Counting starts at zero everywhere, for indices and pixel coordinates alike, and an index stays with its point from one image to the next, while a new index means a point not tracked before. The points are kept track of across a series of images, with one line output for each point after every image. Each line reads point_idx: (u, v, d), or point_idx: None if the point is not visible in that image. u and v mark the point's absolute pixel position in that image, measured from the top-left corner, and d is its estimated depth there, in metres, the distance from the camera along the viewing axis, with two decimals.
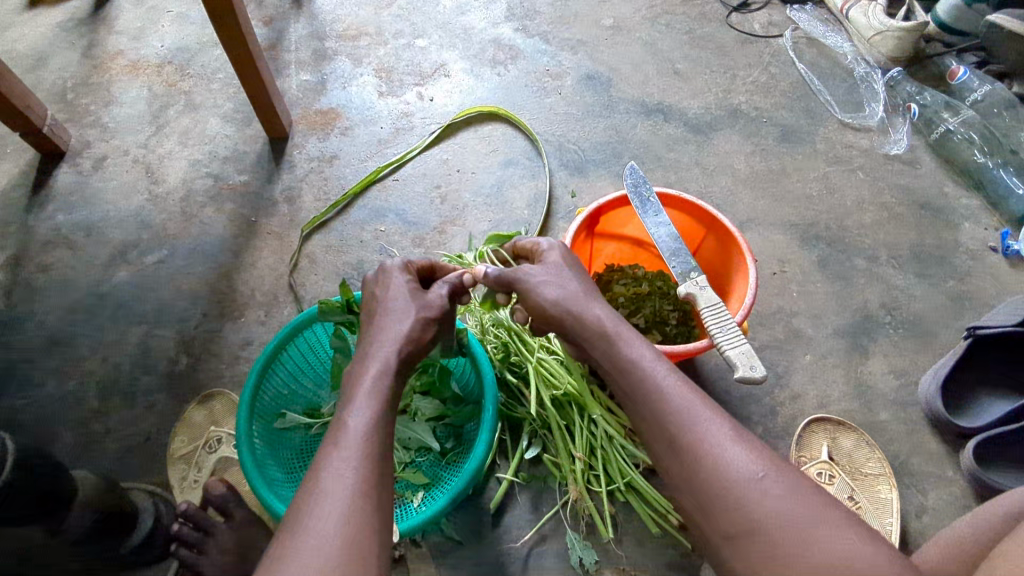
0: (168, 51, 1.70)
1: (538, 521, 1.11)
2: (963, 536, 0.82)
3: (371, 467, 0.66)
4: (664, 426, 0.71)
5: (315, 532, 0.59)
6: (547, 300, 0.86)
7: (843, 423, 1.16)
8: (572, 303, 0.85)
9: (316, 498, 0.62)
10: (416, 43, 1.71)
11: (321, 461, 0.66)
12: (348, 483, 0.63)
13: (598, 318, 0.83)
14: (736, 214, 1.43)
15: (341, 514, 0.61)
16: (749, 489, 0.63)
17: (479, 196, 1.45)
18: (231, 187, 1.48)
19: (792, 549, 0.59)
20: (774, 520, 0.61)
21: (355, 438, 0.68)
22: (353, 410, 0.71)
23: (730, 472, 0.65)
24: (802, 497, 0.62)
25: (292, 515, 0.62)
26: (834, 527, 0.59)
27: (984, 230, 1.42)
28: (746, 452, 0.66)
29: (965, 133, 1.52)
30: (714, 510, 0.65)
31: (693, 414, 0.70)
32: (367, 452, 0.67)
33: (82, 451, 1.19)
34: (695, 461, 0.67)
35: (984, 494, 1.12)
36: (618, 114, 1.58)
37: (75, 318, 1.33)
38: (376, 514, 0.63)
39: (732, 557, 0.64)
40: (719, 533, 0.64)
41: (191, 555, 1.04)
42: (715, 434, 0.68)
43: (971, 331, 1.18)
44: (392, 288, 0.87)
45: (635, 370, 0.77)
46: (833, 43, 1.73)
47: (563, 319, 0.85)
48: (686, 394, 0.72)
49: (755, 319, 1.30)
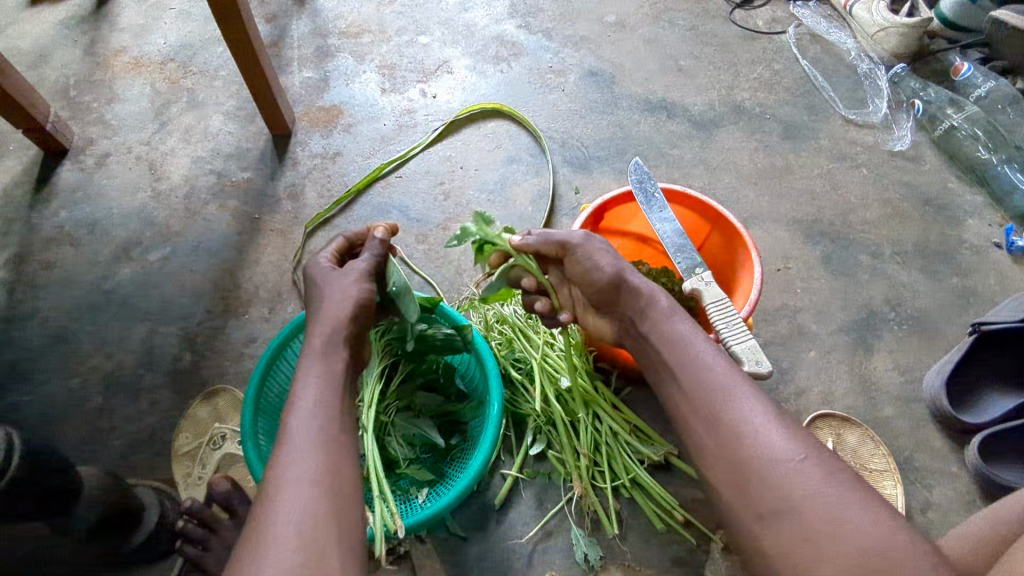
0: (170, 48, 1.70)
1: (543, 517, 1.11)
2: (979, 531, 0.82)
3: (318, 452, 0.68)
4: (704, 402, 0.71)
5: (279, 523, 0.62)
6: (603, 274, 0.86)
7: (847, 419, 1.16)
8: (629, 277, 0.86)
9: (279, 485, 0.65)
10: (418, 40, 1.70)
11: (275, 455, 0.69)
12: (297, 473, 0.66)
13: (654, 292, 0.85)
14: (740, 210, 1.43)
15: (306, 501, 0.64)
16: (787, 470, 0.63)
17: (482, 193, 1.45)
18: (234, 184, 1.48)
19: (829, 529, 0.59)
20: (810, 502, 0.61)
21: (301, 429, 0.70)
22: (297, 400, 0.74)
23: (767, 451, 0.65)
24: (842, 481, 0.62)
25: (255, 507, 0.65)
26: (871, 513, 0.59)
27: (988, 227, 1.42)
28: (786, 434, 0.66)
29: (969, 130, 1.51)
30: (748, 488, 0.65)
31: (735, 393, 0.70)
32: (312, 440, 0.69)
33: (86, 448, 1.19)
34: (734, 438, 0.67)
35: (988, 489, 1.12)
36: (621, 111, 1.58)
37: (79, 315, 1.33)
38: (331, 499, 0.65)
39: (761, 536, 0.63)
40: (750, 511, 0.64)
41: (196, 551, 1.04)
42: (753, 415, 0.68)
43: (976, 327, 1.19)
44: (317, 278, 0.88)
45: (682, 346, 0.77)
46: (836, 40, 1.73)
47: (623, 290, 0.86)
48: (729, 374, 0.72)
49: (759, 315, 1.30)
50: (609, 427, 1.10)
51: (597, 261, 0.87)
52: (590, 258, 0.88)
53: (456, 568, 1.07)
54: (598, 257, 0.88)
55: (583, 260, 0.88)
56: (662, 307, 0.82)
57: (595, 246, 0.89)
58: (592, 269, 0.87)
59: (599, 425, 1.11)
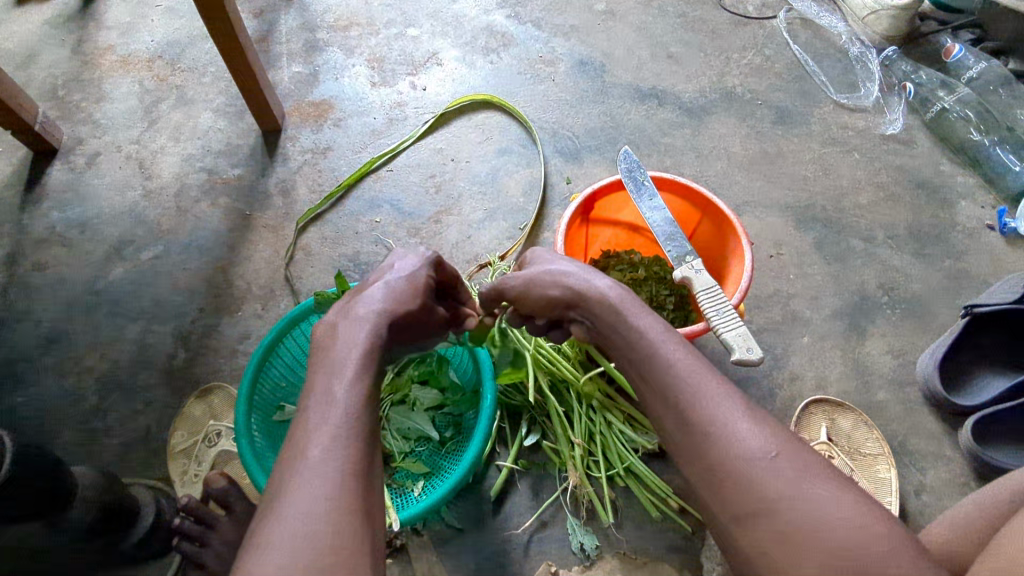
0: (157, 46, 1.69)
1: (539, 507, 1.11)
2: (969, 515, 0.82)
3: (360, 452, 0.62)
4: (676, 404, 0.69)
5: (305, 518, 0.56)
6: (551, 288, 0.83)
7: (841, 403, 1.16)
8: (571, 281, 0.82)
9: (308, 475, 0.59)
10: (407, 32, 1.69)
11: (305, 439, 0.62)
12: (341, 463, 0.60)
13: (601, 288, 0.80)
14: (732, 196, 1.42)
15: (338, 495, 0.58)
16: (761, 469, 0.62)
17: (474, 185, 1.44)
18: (225, 181, 1.47)
19: (806, 530, 0.58)
20: (785, 502, 0.60)
21: (347, 417, 0.64)
22: (345, 380, 0.66)
23: (740, 452, 0.63)
24: (814, 476, 0.61)
25: (277, 492, 0.59)
26: (847, 508, 0.58)
27: (981, 209, 1.41)
28: (758, 431, 0.64)
29: (960, 111, 1.51)
30: (725, 491, 0.63)
31: (702, 390, 0.68)
32: (356, 435, 0.63)
33: (83, 448, 1.19)
34: (704, 440, 0.65)
35: (981, 470, 1.12)
36: (612, 99, 1.57)
37: (72, 316, 1.33)
38: (362, 500, 0.59)
39: (740, 538, 0.62)
40: (729, 513, 0.63)
41: (194, 548, 1.04)
42: (723, 414, 0.66)
43: (969, 309, 1.17)
44: (410, 274, 0.81)
45: (642, 345, 0.74)
46: (827, 24, 1.71)
47: (570, 301, 0.83)
48: (693, 370, 0.70)
49: (752, 302, 1.30)
50: (603, 417, 1.10)
51: (537, 283, 0.84)
52: (532, 283, 0.85)
53: (453, 560, 1.07)
54: (539, 279, 0.84)
55: (529, 292, 0.85)
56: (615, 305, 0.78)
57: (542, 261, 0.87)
58: (538, 295, 0.85)
59: (593, 415, 1.11)
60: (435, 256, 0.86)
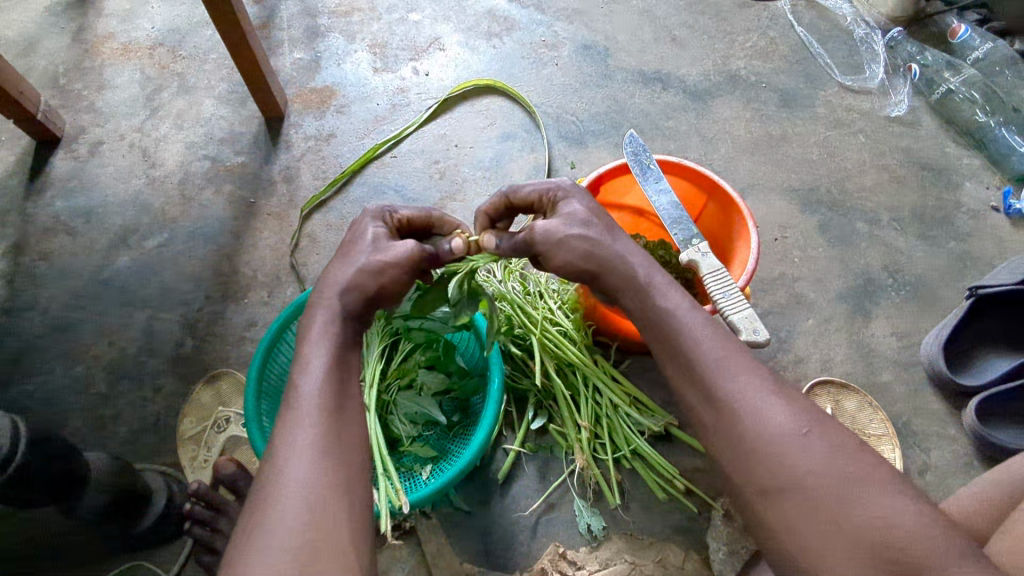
0: (158, 33, 1.68)
1: (546, 489, 1.12)
2: (984, 495, 0.82)
3: (326, 427, 0.67)
4: (701, 379, 0.70)
5: (281, 500, 0.61)
6: (580, 258, 0.80)
7: (846, 385, 1.17)
8: (605, 241, 0.80)
9: (280, 459, 0.65)
10: (409, 17, 1.68)
11: (281, 430, 0.68)
12: (304, 449, 0.65)
13: (625, 260, 0.80)
14: (737, 180, 1.42)
15: (309, 475, 0.63)
16: (793, 445, 0.63)
17: (478, 170, 1.44)
18: (229, 168, 1.47)
19: (839, 506, 0.60)
20: (818, 478, 0.61)
21: (308, 401, 0.69)
22: (305, 369, 0.72)
23: (771, 429, 0.65)
24: (846, 452, 0.63)
25: (260, 476, 0.65)
26: (878, 487, 0.61)
27: (986, 190, 1.41)
28: (789, 408, 0.66)
29: (966, 93, 1.50)
30: (752, 465, 0.65)
31: (728, 368, 0.69)
32: (324, 416, 0.68)
33: (94, 435, 1.20)
34: (730, 415, 0.67)
35: (985, 450, 1.13)
36: (615, 83, 1.56)
37: (79, 304, 1.33)
38: (342, 474, 0.65)
39: (764, 511, 0.64)
40: (754, 487, 0.64)
41: (205, 533, 1.05)
42: (751, 391, 0.67)
43: (972, 291, 1.19)
44: (363, 232, 0.81)
45: (667, 322, 0.76)
46: (832, 4, 1.69)
47: (599, 268, 0.80)
48: (719, 349, 0.71)
49: (758, 285, 1.30)
50: (609, 400, 1.11)
51: (565, 245, 0.79)
52: (562, 246, 0.79)
53: (462, 540, 1.09)
54: (566, 240, 0.79)
55: (556, 252, 0.80)
56: (649, 282, 0.79)
57: (567, 206, 0.83)
58: (558, 262, 0.81)
59: (599, 398, 1.12)
60: (375, 211, 0.85)
